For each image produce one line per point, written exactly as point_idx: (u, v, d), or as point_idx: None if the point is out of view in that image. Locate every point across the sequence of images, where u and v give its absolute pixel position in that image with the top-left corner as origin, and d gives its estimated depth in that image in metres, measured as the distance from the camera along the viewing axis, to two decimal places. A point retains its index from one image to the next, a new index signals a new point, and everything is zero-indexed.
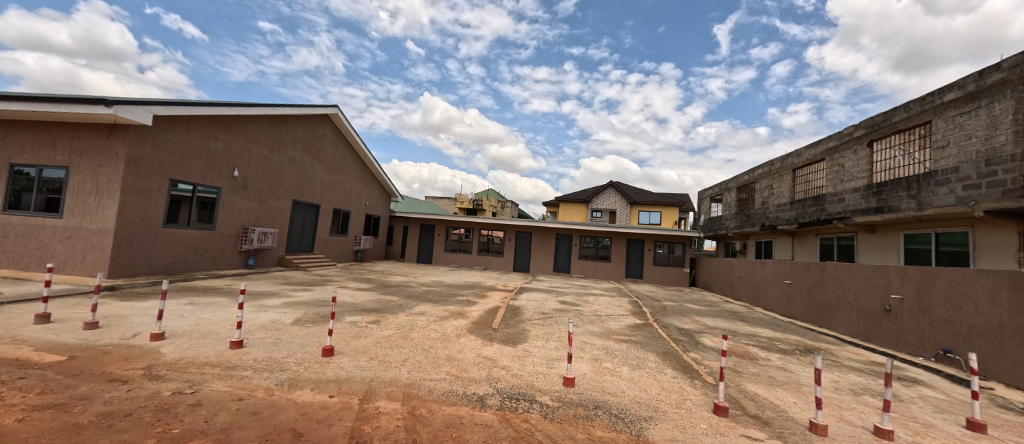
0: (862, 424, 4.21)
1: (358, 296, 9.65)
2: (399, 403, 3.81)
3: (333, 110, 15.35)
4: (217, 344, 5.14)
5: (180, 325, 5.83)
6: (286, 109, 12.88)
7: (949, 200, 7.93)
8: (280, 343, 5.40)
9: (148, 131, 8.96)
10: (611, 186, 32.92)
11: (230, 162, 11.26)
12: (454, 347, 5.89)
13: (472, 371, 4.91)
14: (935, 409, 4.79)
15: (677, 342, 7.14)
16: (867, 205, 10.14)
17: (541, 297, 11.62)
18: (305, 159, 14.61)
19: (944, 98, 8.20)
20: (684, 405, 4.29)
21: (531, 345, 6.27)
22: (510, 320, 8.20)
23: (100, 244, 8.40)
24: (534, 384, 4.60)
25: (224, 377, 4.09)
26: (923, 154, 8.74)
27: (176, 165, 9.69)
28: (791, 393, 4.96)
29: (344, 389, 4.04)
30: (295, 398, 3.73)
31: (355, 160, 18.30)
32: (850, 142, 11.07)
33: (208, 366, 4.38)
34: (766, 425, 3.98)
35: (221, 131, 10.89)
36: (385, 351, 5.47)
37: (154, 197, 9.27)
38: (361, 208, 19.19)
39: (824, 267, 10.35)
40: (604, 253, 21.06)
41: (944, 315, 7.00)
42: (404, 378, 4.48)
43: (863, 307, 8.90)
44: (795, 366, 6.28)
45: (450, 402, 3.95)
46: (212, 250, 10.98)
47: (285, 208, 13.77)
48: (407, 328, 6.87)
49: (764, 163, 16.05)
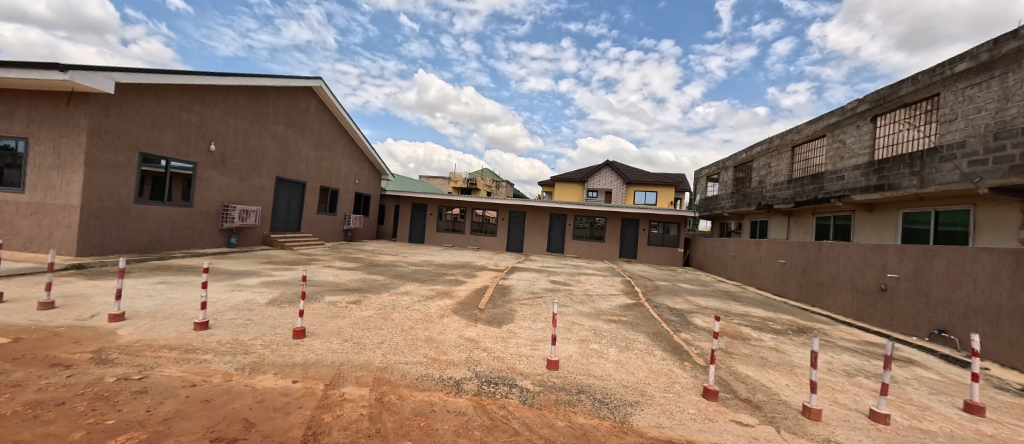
0: (857, 407, 4.01)
1: (342, 275, 9.35)
2: (368, 389, 3.55)
3: (317, 82, 14.64)
4: (181, 325, 4.84)
5: (145, 305, 5.52)
6: (265, 80, 12.21)
7: (953, 176, 7.65)
8: (249, 325, 5.10)
9: (111, 100, 8.39)
10: (608, 166, 32.49)
11: (206, 135, 10.70)
12: (436, 328, 5.64)
13: (451, 354, 4.65)
14: (931, 391, 4.63)
15: (667, 323, 6.93)
16: (867, 183, 9.87)
17: (532, 277, 11.42)
18: (288, 134, 14.03)
19: (955, 69, 7.78)
20: (673, 389, 4.08)
21: (516, 326, 6.03)
22: (497, 299, 7.99)
23: (66, 220, 7.98)
24: (515, 367, 4.36)
25: (180, 362, 3.82)
26: (929, 129, 8.38)
27: (145, 138, 9.15)
28: (783, 375, 4.77)
29: (310, 374, 3.77)
30: (254, 384, 3.45)
31: (342, 135, 17.68)
32: (853, 117, 10.67)
33: (165, 349, 4.09)
34: (757, 409, 3.77)
35: (195, 102, 10.30)
36: (361, 333, 5.19)
37: (123, 172, 8.78)
38: (350, 186, 18.70)
39: (820, 246, 10.16)
40: (599, 233, 20.84)
41: (941, 294, 6.83)
42: (378, 362, 4.23)
43: (858, 286, 8.75)
44: (788, 346, 6.10)
45: (424, 387, 3.70)
46: (190, 228, 10.57)
47: (269, 185, 13.30)
48: (389, 308, 6.61)
49: (763, 141, 15.64)
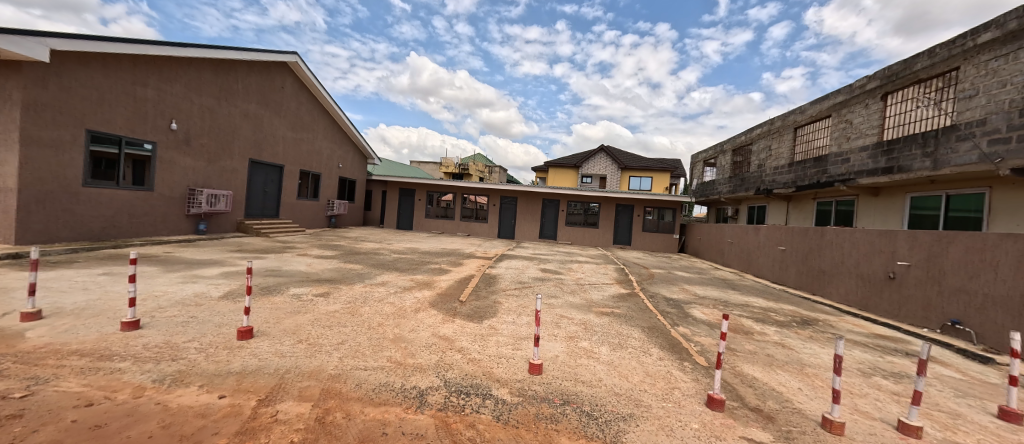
0: (881, 417, 3.50)
1: (315, 265, 8.66)
2: (310, 405, 2.95)
3: (292, 57, 13.65)
4: (106, 325, 4.18)
5: (73, 302, 4.83)
6: (230, 52, 11.23)
7: (971, 157, 7.11)
8: (190, 324, 4.45)
9: (49, 70, 7.51)
10: (603, 150, 31.76)
11: (165, 112, 9.83)
12: (407, 325, 5.04)
13: (420, 356, 4.06)
14: (957, 394, 4.15)
15: (664, 315, 6.41)
16: (875, 166, 9.33)
17: (521, 265, 10.86)
18: (261, 113, 13.11)
19: (978, 40, 7.16)
20: (672, 398, 3.53)
21: (499, 321, 5.45)
22: (481, 290, 7.42)
23: (3, 205, 7.21)
24: (492, 373, 3.78)
25: (85, 372, 3.18)
26: (945, 106, 7.81)
27: (93, 114, 8.28)
28: (794, 377, 4.26)
29: (243, 386, 3.15)
30: (168, 402, 2.84)
31: (322, 116, 16.76)
32: (861, 95, 10.05)
33: (75, 355, 3.45)
34: (770, 421, 3.25)
35: (151, 75, 9.41)
36: (320, 332, 4.57)
37: (69, 152, 7.95)
38: (332, 171, 17.84)
39: (823, 232, 9.67)
40: (593, 219, 20.28)
41: (956, 283, 6.37)
42: (331, 368, 3.62)
43: (863, 274, 8.30)
44: (794, 341, 5.62)
45: (379, 400, 3.11)
46: (152, 214, 9.79)
47: (241, 168, 12.46)
48: (359, 301, 5.98)
49: (764, 123, 15.00)
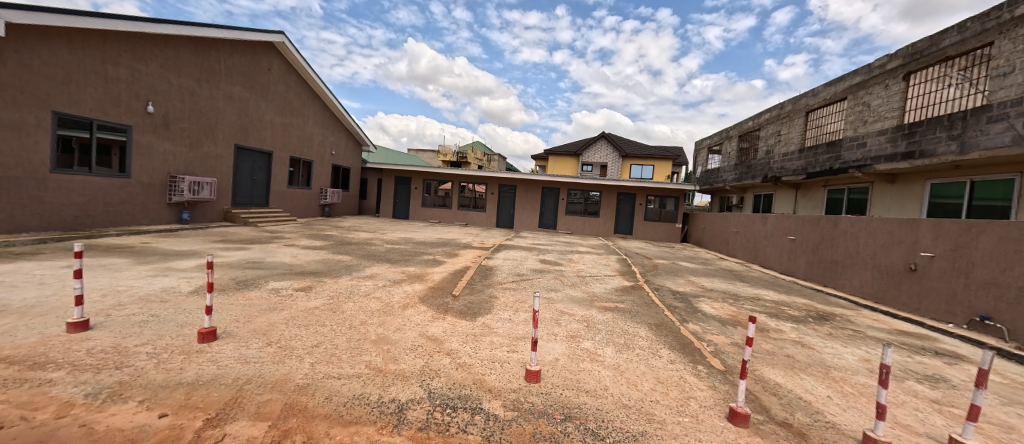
0: (927, 432, 3.07)
1: (301, 256, 8.20)
2: (266, 425, 2.50)
3: (280, 38, 12.95)
4: (50, 326, 3.72)
5: (22, 298, 4.37)
6: (211, 30, 10.59)
7: (1003, 139, 6.59)
8: (148, 324, 3.99)
9: (7, 45, 6.95)
10: (603, 137, 31.03)
11: (140, 93, 9.24)
12: (392, 323, 4.60)
13: (403, 361, 3.61)
14: (1003, 401, 3.72)
15: (672, 311, 5.97)
16: (894, 150, 8.79)
17: (520, 256, 10.41)
18: (246, 96, 12.49)
19: (1016, 12, 6.60)
20: (688, 411, 3.09)
21: (493, 318, 5.01)
22: (476, 283, 6.98)
23: None
24: (484, 381, 3.34)
25: (7, 385, 2.73)
26: (976, 85, 7.25)
27: (60, 94, 7.73)
28: (821, 382, 3.83)
29: (192, 402, 2.70)
30: (95, 424, 2.39)
31: (313, 100, 16.10)
32: (881, 76, 9.47)
33: (1, 364, 2.99)
34: (803, 439, 2.82)
35: (123, 53, 8.80)
36: (294, 332, 4.11)
37: (34, 135, 7.41)
38: (324, 158, 17.23)
39: (837, 221, 9.19)
40: (593, 208, 19.79)
41: (986, 276, 5.92)
42: (300, 377, 3.17)
43: (880, 265, 7.86)
44: (814, 339, 5.18)
45: (350, 418, 2.66)
46: (130, 202, 9.27)
47: (226, 154, 11.89)
48: (342, 296, 5.54)
49: (773, 107, 14.41)
